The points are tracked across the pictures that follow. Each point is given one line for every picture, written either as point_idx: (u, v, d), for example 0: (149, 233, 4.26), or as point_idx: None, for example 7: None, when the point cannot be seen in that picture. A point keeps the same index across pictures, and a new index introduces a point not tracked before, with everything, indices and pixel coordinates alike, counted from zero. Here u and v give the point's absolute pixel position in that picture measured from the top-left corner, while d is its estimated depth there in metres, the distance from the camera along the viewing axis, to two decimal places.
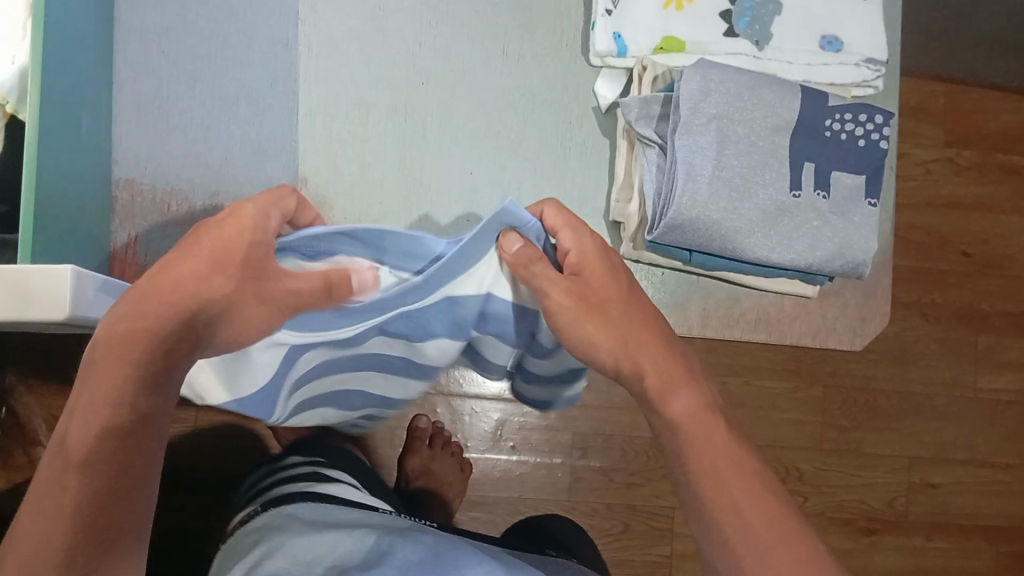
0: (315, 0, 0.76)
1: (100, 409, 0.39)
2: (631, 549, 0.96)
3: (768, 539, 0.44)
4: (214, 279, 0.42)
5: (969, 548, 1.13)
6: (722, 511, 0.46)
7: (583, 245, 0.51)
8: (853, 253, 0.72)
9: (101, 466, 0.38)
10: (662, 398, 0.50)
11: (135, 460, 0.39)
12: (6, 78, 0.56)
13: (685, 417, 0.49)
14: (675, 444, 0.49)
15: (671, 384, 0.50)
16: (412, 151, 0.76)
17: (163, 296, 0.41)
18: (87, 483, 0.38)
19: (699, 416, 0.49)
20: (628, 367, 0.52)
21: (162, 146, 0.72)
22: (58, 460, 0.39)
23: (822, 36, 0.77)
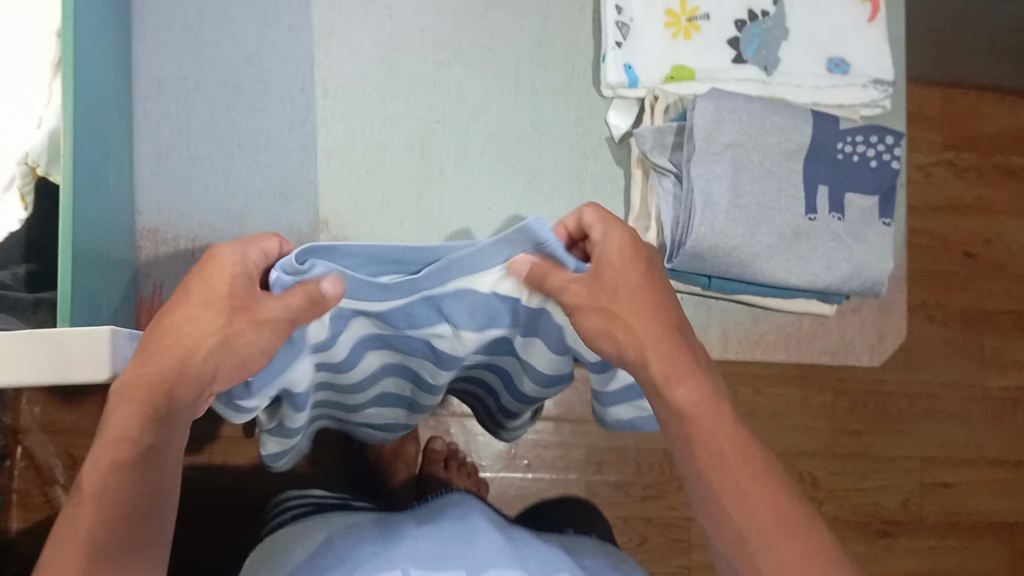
0: (329, 43, 0.77)
1: (113, 446, 0.39)
2: (651, 556, 0.97)
3: (777, 538, 0.41)
4: (204, 315, 0.42)
5: (983, 546, 1.17)
6: (729, 502, 0.42)
7: (612, 243, 0.45)
8: (869, 273, 0.73)
9: (112, 495, 0.38)
10: (666, 389, 0.44)
11: (148, 491, 0.39)
12: (37, 142, 0.58)
13: (694, 409, 0.44)
14: (681, 433, 0.44)
15: (678, 373, 0.44)
16: (430, 187, 0.77)
17: (166, 338, 0.42)
18: (97, 512, 0.38)
19: (706, 412, 0.44)
20: (633, 359, 0.45)
21: (185, 196, 0.73)
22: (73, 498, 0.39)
23: (829, 59, 0.78)
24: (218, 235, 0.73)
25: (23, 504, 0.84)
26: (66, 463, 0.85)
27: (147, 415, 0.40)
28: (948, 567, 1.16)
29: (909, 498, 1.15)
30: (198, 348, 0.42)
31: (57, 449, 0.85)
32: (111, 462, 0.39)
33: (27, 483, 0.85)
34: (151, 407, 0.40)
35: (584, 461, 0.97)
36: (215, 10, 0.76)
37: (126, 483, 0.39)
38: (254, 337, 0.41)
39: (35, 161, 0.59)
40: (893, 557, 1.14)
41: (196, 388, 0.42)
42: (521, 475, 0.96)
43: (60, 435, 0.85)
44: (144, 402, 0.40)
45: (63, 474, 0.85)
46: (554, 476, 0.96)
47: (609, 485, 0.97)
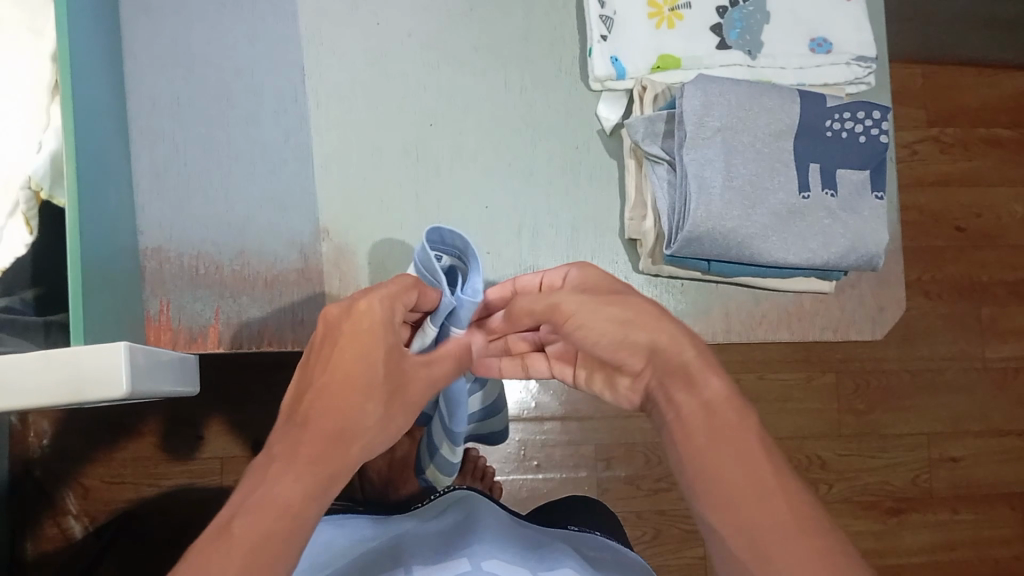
0: (319, 54, 0.78)
1: (320, 482, 0.48)
2: (665, 544, 1.06)
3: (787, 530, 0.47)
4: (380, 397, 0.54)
5: (995, 517, 1.18)
6: (742, 491, 0.49)
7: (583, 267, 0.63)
8: (866, 246, 0.74)
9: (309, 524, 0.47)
10: (699, 381, 0.55)
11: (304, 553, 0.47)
12: (39, 166, 0.58)
13: (720, 399, 0.54)
14: (708, 420, 0.53)
15: (708, 371, 0.55)
16: (429, 190, 0.77)
17: (352, 408, 0.52)
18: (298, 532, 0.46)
19: (725, 404, 0.54)
20: (666, 345, 0.56)
21: (186, 214, 0.74)
22: (275, 522, 0.45)
23: (811, 39, 0.80)
24: (221, 251, 0.74)
25: (38, 535, 0.99)
26: (77, 493, 1.00)
27: (309, 477, 0.48)
28: (962, 540, 1.17)
29: (918, 473, 1.16)
30: (339, 431, 0.51)
31: (69, 483, 1.00)
32: (277, 513, 0.46)
33: (41, 517, 0.99)
34: (314, 469, 0.49)
35: (593, 457, 1.05)
36: (204, 28, 0.76)
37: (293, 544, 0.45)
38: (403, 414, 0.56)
39: (38, 184, 0.59)
40: (905, 533, 1.15)
41: (343, 458, 0.51)
42: (532, 476, 1.03)
43: (69, 469, 1.00)
44: (303, 463, 0.49)
45: (75, 504, 1.00)
46: (564, 474, 1.04)
47: (619, 479, 1.05)
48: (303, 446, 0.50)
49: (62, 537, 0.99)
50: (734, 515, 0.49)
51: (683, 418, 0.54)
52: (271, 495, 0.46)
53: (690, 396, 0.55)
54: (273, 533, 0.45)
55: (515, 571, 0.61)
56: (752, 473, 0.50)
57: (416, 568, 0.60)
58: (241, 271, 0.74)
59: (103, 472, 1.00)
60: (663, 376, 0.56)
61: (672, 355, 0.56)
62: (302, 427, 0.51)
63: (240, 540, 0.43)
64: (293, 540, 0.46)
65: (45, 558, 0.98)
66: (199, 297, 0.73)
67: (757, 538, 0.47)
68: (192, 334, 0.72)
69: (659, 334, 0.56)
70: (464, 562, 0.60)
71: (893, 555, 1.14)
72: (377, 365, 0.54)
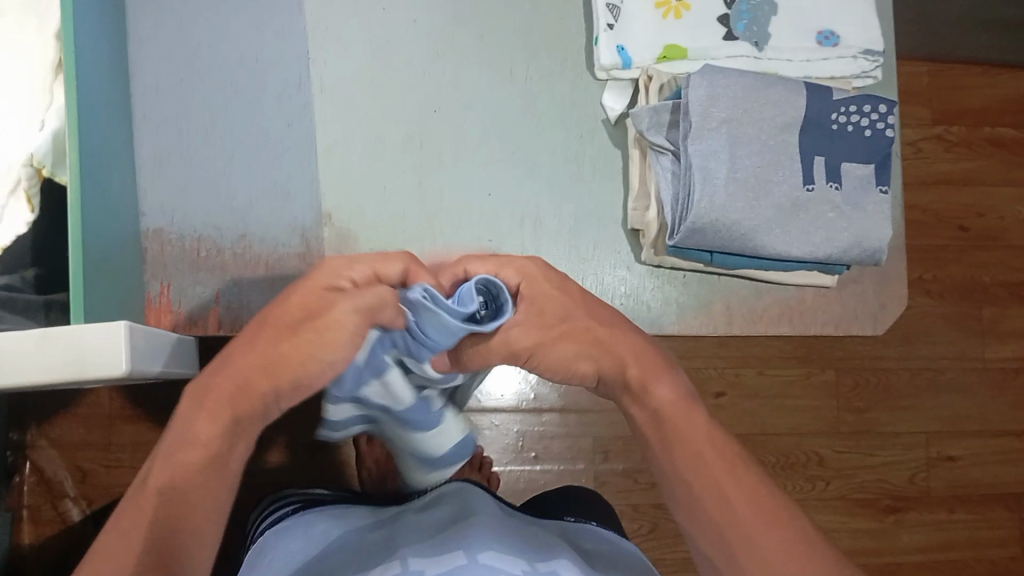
0: (323, 38, 0.77)
1: (226, 419, 0.51)
2: (661, 539, 1.06)
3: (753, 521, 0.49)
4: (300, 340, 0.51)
5: (992, 518, 1.18)
6: (710, 491, 0.51)
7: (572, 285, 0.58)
8: (869, 241, 0.74)
9: (218, 459, 0.50)
10: (643, 391, 0.56)
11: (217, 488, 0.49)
12: (41, 144, 0.58)
13: (669, 405, 0.55)
14: (659, 429, 0.54)
15: (651, 376, 0.56)
16: (432, 178, 0.77)
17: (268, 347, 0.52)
18: (202, 468, 0.49)
19: (675, 408, 0.54)
20: (608, 362, 0.57)
21: (188, 197, 0.74)
22: (168, 464, 0.48)
23: (818, 32, 0.79)
24: (222, 234, 0.74)
25: (33, 519, 0.92)
26: (73, 474, 0.93)
27: (219, 418, 0.50)
28: (959, 540, 1.17)
29: (916, 472, 1.16)
30: (253, 370, 0.51)
31: (64, 462, 0.93)
32: (184, 458, 0.49)
33: (38, 499, 0.92)
34: (223, 409, 0.51)
35: (592, 450, 1.05)
36: (208, 11, 0.76)
37: (187, 482, 0.48)
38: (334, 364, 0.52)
39: (41, 162, 0.59)
40: (902, 532, 1.15)
41: (264, 392, 0.52)
42: (530, 467, 1.03)
43: (64, 448, 0.93)
44: (211, 406, 0.51)
45: (73, 485, 0.93)
46: (562, 466, 1.04)
47: (617, 473, 1.05)
48: (216, 386, 0.52)
49: (59, 523, 0.92)
50: (707, 516, 0.50)
51: (641, 427, 0.56)
52: (181, 441, 0.49)
53: (641, 406, 0.56)
54: (178, 482, 0.48)
55: (514, 561, 0.57)
56: (711, 473, 0.51)
57: (410, 558, 0.57)
58: (243, 255, 0.74)
59: (102, 456, 0.93)
60: (620, 389, 0.57)
61: (617, 374, 0.57)
62: (222, 366, 0.53)
63: (148, 489, 0.47)
64: (206, 482, 0.48)
65: (41, 546, 0.92)
66: (200, 279, 0.73)
67: (726, 538, 0.49)
68: (192, 317, 0.72)
69: (602, 360, 0.57)
70: (461, 555, 0.56)
71: (889, 554, 1.14)
72: (301, 308, 0.51)
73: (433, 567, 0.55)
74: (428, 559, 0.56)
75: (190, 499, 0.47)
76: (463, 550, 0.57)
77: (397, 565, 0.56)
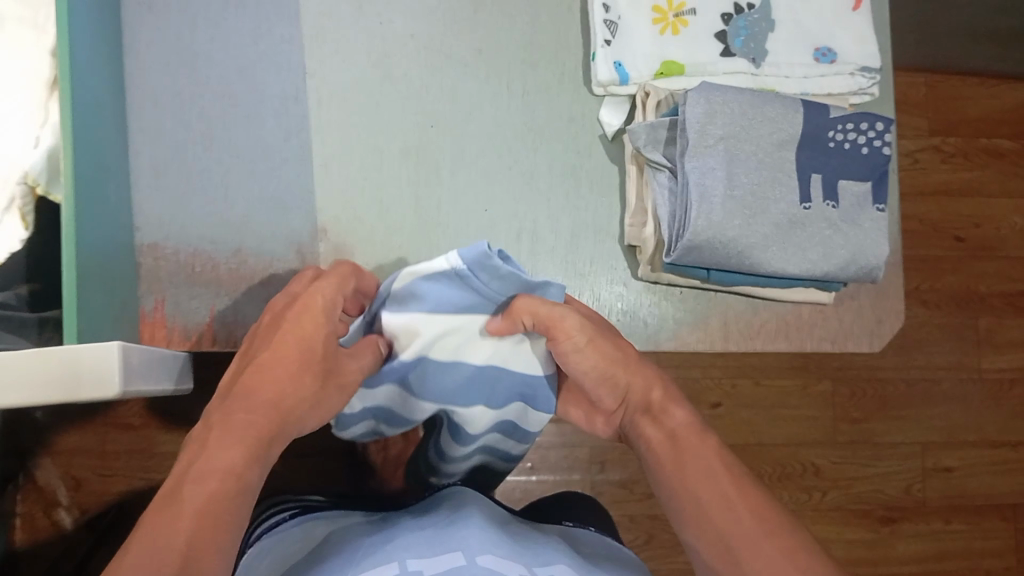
0: (320, 52, 0.77)
1: (252, 449, 0.52)
2: (656, 550, 1.05)
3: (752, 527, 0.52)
4: (303, 377, 0.56)
5: (988, 528, 1.18)
6: (710, 496, 0.55)
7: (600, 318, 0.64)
8: (866, 258, 0.74)
9: (247, 487, 0.51)
10: (662, 412, 0.62)
11: (247, 507, 0.50)
12: (36, 162, 0.58)
13: (683, 429, 0.60)
14: (672, 446, 0.59)
15: (671, 403, 0.62)
16: (429, 192, 0.77)
17: (280, 385, 0.56)
18: (235, 490, 0.49)
19: (688, 432, 0.61)
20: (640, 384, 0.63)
21: (184, 210, 0.73)
22: (206, 485, 0.49)
23: (816, 49, 0.80)
24: (217, 248, 0.73)
25: (27, 526, 0.93)
26: (67, 483, 0.94)
27: (245, 446, 0.52)
28: (955, 551, 1.17)
29: (912, 482, 1.16)
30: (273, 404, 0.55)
31: (58, 470, 0.94)
32: (217, 479, 0.49)
33: (32, 506, 0.93)
34: (253, 440, 0.52)
35: (587, 460, 1.05)
36: (204, 23, 0.76)
37: (227, 503, 0.49)
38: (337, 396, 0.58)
39: (35, 179, 0.59)
40: (898, 543, 1.15)
41: (276, 427, 0.54)
42: (526, 477, 1.03)
43: (58, 456, 0.95)
44: (239, 435, 0.52)
45: (65, 493, 0.94)
46: (557, 476, 1.04)
47: (613, 483, 1.05)
48: (241, 420, 0.53)
49: (52, 529, 0.93)
50: (708, 520, 0.54)
51: (652, 446, 0.61)
52: (212, 465, 0.50)
53: (656, 426, 0.61)
54: (214, 502, 0.48)
55: (513, 564, 0.57)
56: (716, 485, 0.56)
57: (408, 559, 0.56)
58: (238, 269, 0.73)
59: (95, 463, 0.95)
60: (635, 414, 0.63)
61: (642, 394, 0.63)
62: (240, 401, 0.55)
63: (184, 511, 0.47)
64: (235, 503, 0.49)
65: (34, 550, 0.93)
66: (194, 294, 0.73)
67: (728, 544, 0.53)
68: (187, 332, 0.72)
69: (635, 379, 0.62)
70: (460, 557, 0.56)
71: (885, 564, 1.14)
72: (311, 344, 0.57)
73: (432, 569, 0.55)
74: (426, 559, 0.56)
75: (225, 518, 0.48)
76: (462, 552, 0.57)
77: (396, 565, 0.55)
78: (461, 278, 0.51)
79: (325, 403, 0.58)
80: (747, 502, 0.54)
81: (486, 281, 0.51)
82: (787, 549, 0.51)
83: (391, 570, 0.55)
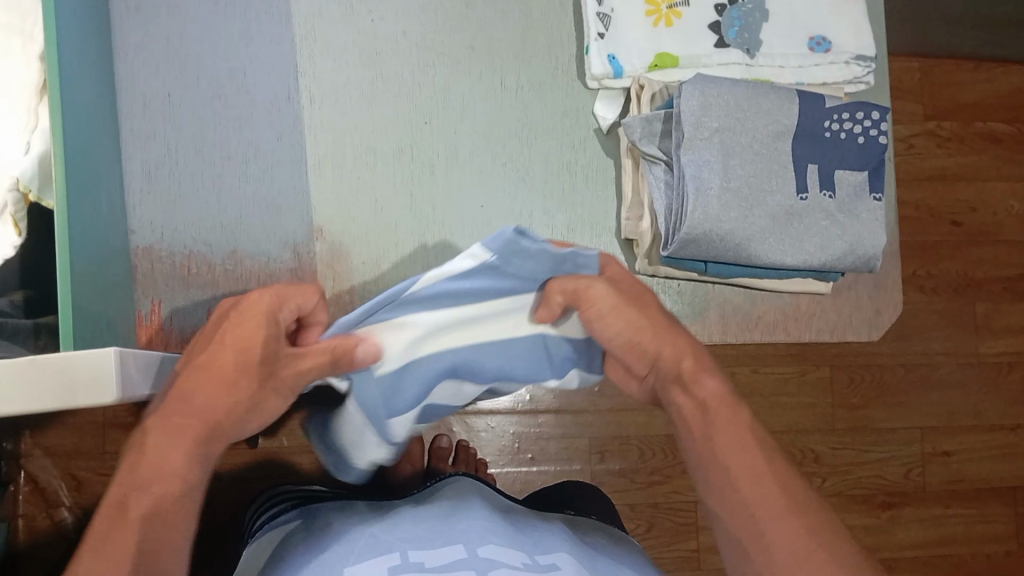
0: (312, 51, 0.77)
1: (194, 451, 0.49)
2: (658, 539, 1.04)
3: (784, 512, 0.51)
4: (241, 380, 0.51)
5: (988, 512, 1.18)
6: (738, 469, 0.53)
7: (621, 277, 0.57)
8: (863, 248, 0.74)
9: (194, 491, 0.48)
10: (694, 381, 0.58)
11: (193, 514, 0.48)
12: (27, 168, 0.58)
13: (715, 396, 0.57)
14: (703, 414, 0.57)
15: (703, 368, 0.58)
16: (424, 190, 0.77)
17: (221, 384, 0.50)
18: (182, 497, 0.48)
19: (720, 401, 0.57)
20: (672, 352, 0.59)
21: (179, 213, 0.73)
22: (156, 491, 0.46)
23: (810, 38, 0.79)
24: (213, 250, 0.73)
25: (29, 528, 0.91)
26: (69, 484, 0.92)
27: (191, 449, 0.49)
28: (954, 535, 1.17)
29: (912, 467, 1.16)
30: (215, 404, 0.50)
31: (59, 472, 0.92)
32: (160, 491, 0.47)
33: (33, 508, 0.91)
34: (195, 445, 0.49)
35: (588, 451, 1.02)
36: (195, 25, 0.75)
37: (172, 516, 0.47)
38: (280, 396, 0.53)
39: (27, 186, 0.58)
40: (897, 528, 1.15)
41: (225, 428, 0.51)
42: (527, 469, 1.01)
43: (58, 457, 0.92)
44: (183, 441, 0.48)
45: (68, 494, 0.92)
46: (558, 468, 1.01)
47: (613, 473, 1.03)
48: (180, 420, 0.49)
49: (54, 529, 0.91)
50: (737, 498, 0.53)
51: (683, 415, 0.58)
52: (154, 473, 0.47)
53: (687, 395, 0.58)
54: (160, 514, 0.46)
55: (513, 553, 0.57)
56: (745, 461, 0.54)
57: (409, 550, 0.56)
58: (234, 270, 0.73)
59: (96, 463, 0.92)
60: (664, 381, 0.59)
61: (674, 364, 0.59)
62: (177, 399, 0.50)
63: (132, 517, 0.45)
64: (182, 514, 0.47)
65: (37, 551, 0.91)
66: (191, 296, 0.72)
67: (750, 514, 0.52)
68: (184, 334, 0.72)
69: (664, 347, 0.59)
70: (461, 549, 0.56)
71: (885, 549, 1.15)
72: (256, 344, 0.51)
73: (433, 561, 0.55)
74: (425, 550, 0.56)
75: (173, 531, 0.46)
76: (462, 545, 0.57)
77: (397, 557, 0.55)
78: (492, 269, 0.49)
79: (265, 404, 0.53)
80: (778, 477, 0.53)
81: (518, 266, 0.49)
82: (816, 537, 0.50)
83: (392, 561, 0.55)
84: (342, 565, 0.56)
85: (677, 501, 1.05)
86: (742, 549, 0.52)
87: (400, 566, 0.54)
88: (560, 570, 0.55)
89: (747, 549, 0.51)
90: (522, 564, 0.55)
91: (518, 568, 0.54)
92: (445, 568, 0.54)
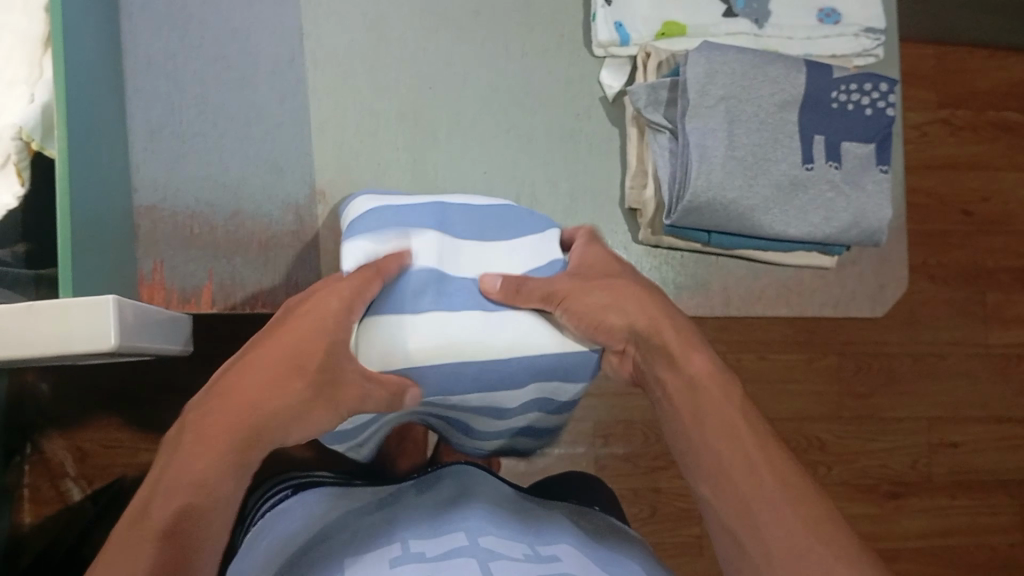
0: (317, 14, 0.76)
1: (223, 454, 0.44)
2: (659, 524, 1.06)
3: (778, 494, 0.49)
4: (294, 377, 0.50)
5: (993, 504, 1.17)
6: (726, 446, 0.52)
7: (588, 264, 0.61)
8: (867, 222, 0.73)
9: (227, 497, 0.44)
10: (682, 357, 0.57)
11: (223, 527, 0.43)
12: (30, 118, 0.57)
13: (704, 374, 0.56)
14: (695, 392, 0.55)
15: (689, 348, 0.58)
16: (426, 156, 0.77)
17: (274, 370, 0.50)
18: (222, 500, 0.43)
19: (709, 379, 0.56)
20: (647, 322, 0.58)
21: (181, 172, 0.73)
22: (187, 492, 0.42)
23: (819, 10, 0.79)
24: (215, 212, 0.73)
25: (33, 498, 0.94)
26: (73, 454, 0.95)
27: (217, 458, 0.44)
28: (959, 526, 1.16)
29: (917, 458, 1.15)
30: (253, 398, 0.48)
31: (64, 444, 0.95)
32: (185, 495, 0.42)
33: (37, 478, 0.94)
34: (226, 449, 0.45)
35: (591, 434, 1.05)
36: None
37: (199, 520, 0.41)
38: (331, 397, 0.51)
39: (30, 136, 0.57)
40: (903, 518, 1.14)
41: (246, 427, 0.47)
42: (530, 451, 1.03)
43: (64, 430, 0.95)
44: (212, 441, 0.45)
45: (72, 465, 0.95)
46: (562, 451, 1.04)
47: (616, 457, 1.05)
48: (212, 426, 0.46)
49: (57, 501, 0.94)
50: (727, 479, 0.51)
51: (671, 395, 0.56)
52: (180, 473, 0.43)
53: (675, 372, 0.57)
54: (182, 522, 0.41)
55: (514, 544, 0.56)
56: (736, 441, 0.52)
57: (409, 541, 0.55)
58: (234, 233, 0.73)
59: (100, 435, 0.95)
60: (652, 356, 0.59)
61: (654, 334, 0.58)
62: (214, 405, 0.48)
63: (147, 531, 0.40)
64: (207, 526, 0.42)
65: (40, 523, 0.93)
66: (191, 257, 0.73)
67: (742, 495, 0.49)
68: (184, 295, 0.72)
69: (641, 320, 0.58)
70: (461, 538, 0.55)
71: (889, 540, 1.13)
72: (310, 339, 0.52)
73: (433, 550, 0.54)
74: (423, 539, 0.56)
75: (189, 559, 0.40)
76: (463, 535, 0.56)
77: (396, 548, 0.54)
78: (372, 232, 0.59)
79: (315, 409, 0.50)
80: (770, 467, 0.50)
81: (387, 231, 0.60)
82: (812, 517, 0.47)
83: (392, 552, 0.54)
84: (340, 556, 0.55)
85: (679, 488, 1.07)
86: (735, 542, 0.49)
87: (401, 556, 0.53)
88: (560, 562, 0.54)
89: (742, 544, 0.48)
90: (523, 555, 0.54)
91: (519, 559, 0.53)
92: (445, 555, 0.53)
